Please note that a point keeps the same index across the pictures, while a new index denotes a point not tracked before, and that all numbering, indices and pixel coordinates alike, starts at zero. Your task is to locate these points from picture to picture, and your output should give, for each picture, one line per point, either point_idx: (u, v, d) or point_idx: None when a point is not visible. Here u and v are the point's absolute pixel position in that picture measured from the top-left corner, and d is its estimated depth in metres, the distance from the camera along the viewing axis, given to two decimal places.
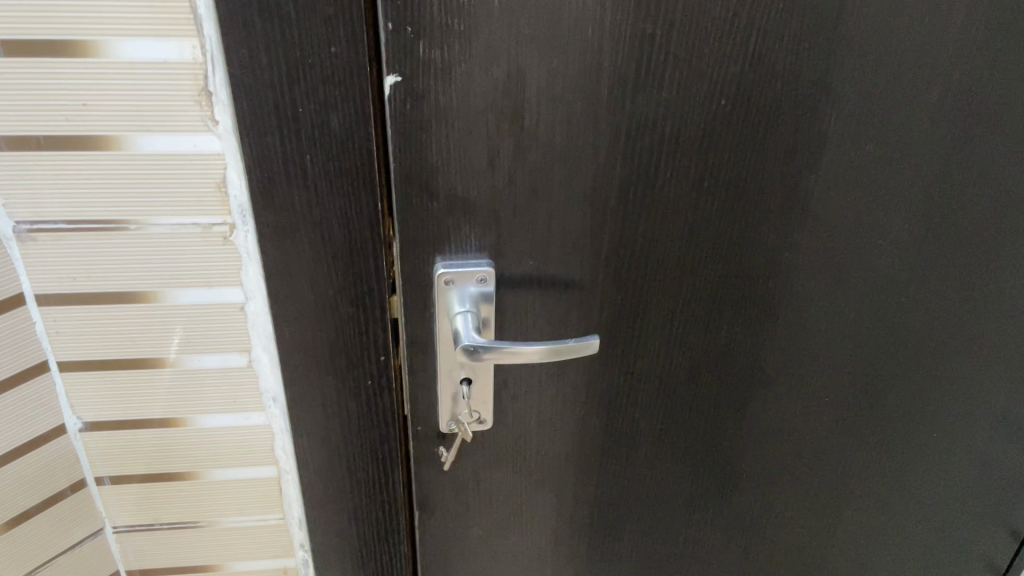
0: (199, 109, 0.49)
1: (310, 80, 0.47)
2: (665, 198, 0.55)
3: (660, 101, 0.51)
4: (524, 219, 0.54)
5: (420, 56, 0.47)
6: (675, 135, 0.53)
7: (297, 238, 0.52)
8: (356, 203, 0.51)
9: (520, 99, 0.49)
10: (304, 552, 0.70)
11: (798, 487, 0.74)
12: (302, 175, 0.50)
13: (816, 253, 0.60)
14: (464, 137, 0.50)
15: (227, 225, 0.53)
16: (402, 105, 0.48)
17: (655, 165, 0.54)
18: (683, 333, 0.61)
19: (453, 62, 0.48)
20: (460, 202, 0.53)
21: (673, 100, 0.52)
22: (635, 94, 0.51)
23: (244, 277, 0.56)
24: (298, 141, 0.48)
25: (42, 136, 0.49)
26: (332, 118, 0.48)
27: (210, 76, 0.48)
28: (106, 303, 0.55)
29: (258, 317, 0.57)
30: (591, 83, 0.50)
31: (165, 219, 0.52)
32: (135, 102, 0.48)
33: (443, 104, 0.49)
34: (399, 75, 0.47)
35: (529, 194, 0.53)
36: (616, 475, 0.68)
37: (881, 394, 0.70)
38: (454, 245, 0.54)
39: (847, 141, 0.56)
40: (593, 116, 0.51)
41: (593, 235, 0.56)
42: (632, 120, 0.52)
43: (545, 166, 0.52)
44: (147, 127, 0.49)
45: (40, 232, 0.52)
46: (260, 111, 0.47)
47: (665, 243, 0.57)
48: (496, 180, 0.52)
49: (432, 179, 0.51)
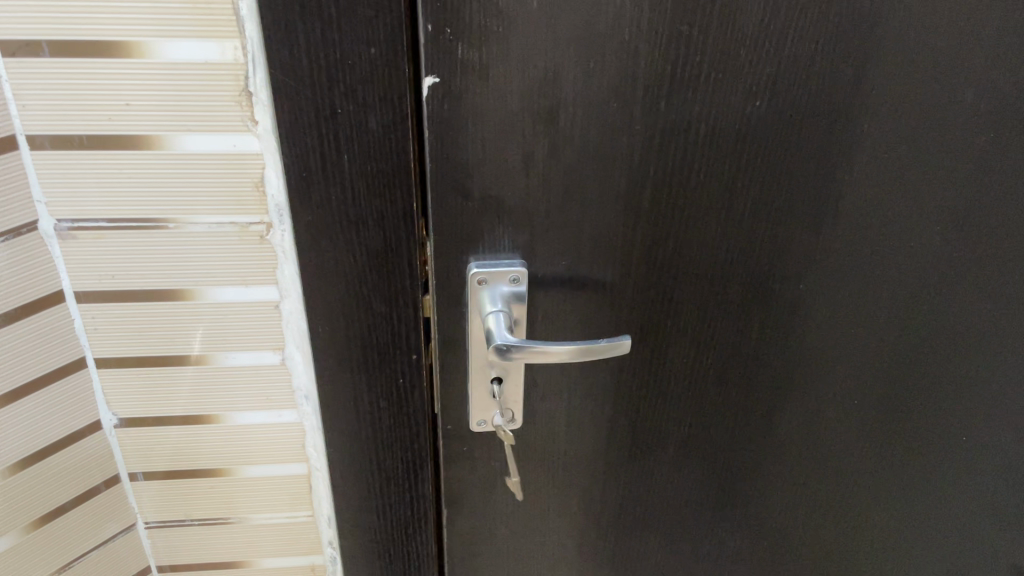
0: (240, 110, 0.50)
1: (349, 81, 0.47)
2: (698, 200, 0.56)
3: (694, 103, 0.52)
4: (557, 220, 0.54)
5: (458, 57, 0.48)
6: (708, 137, 0.53)
7: (333, 237, 0.52)
8: (392, 203, 0.52)
9: (555, 100, 0.50)
10: (332, 550, 0.71)
11: (822, 491, 0.74)
12: (339, 175, 0.50)
13: (847, 256, 0.60)
14: (499, 138, 0.51)
15: (264, 224, 0.54)
16: (439, 106, 0.49)
17: (688, 166, 0.54)
18: (713, 335, 0.62)
19: (490, 63, 0.48)
20: (493, 202, 0.53)
21: (707, 101, 0.52)
22: (670, 96, 0.51)
23: (280, 275, 0.56)
24: (336, 141, 0.49)
25: (85, 135, 0.50)
26: (370, 118, 0.49)
27: (251, 76, 0.49)
28: (143, 301, 0.56)
29: (292, 315, 0.58)
30: (626, 85, 0.50)
31: (203, 218, 0.53)
32: (177, 101, 0.49)
33: (480, 105, 0.49)
34: (437, 76, 0.48)
35: (562, 195, 0.53)
36: (642, 477, 0.68)
37: (909, 398, 0.70)
38: (487, 245, 0.55)
39: (880, 144, 0.56)
40: (628, 117, 0.51)
41: (624, 235, 0.56)
42: (666, 121, 0.52)
43: (579, 167, 0.52)
44: (187, 126, 0.50)
45: (81, 230, 0.52)
46: (299, 111, 0.48)
47: (696, 245, 0.57)
48: (530, 181, 0.53)
49: (467, 180, 0.52)
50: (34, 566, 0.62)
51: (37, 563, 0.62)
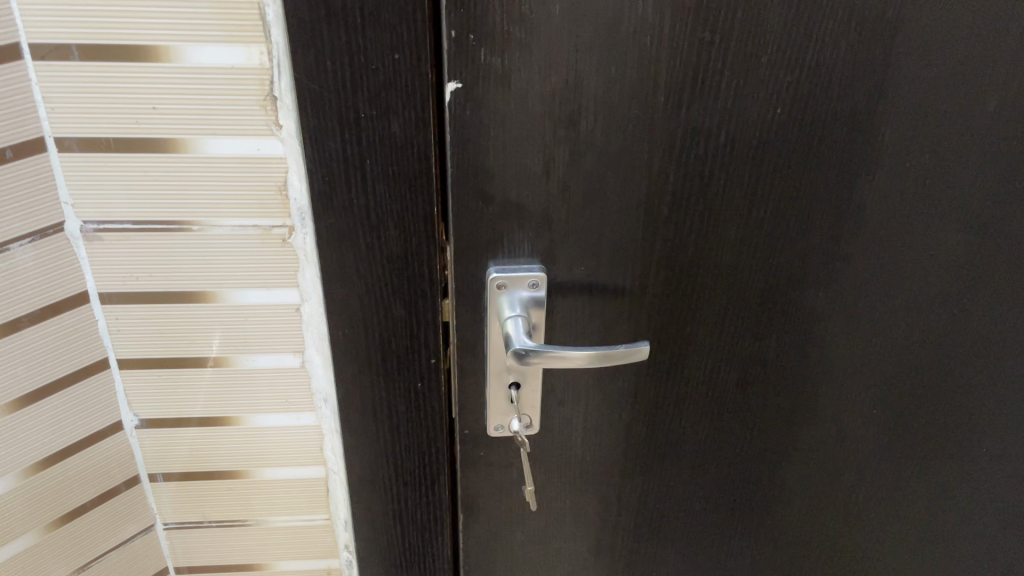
0: (264, 114, 0.51)
1: (372, 86, 0.48)
2: (717, 206, 0.56)
3: (715, 109, 0.52)
4: (577, 225, 0.55)
5: (480, 63, 0.48)
6: (729, 144, 0.53)
7: (354, 241, 0.52)
8: (412, 207, 0.52)
9: (577, 105, 0.50)
10: (348, 553, 0.71)
11: (840, 500, 0.73)
12: (361, 179, 0.51)
13: (867, 264, 0.60)
14: (520, 143, 0.51)
15: (287, 227, 0.54)
16: (461, 112, 0.49)
17: (708, 173, 0.54)
18: (731, 342, 0.62)
19: (512, 69, 0.48)
20: (513, 207, 0.53)
21: (728, 108, 0.52)
22: (690, 102, 0.51)
23: (301, 279, 0.57)
24: (358, 146, 0.49)
25: (112, 138, 0.50)
26: (392, 123, 0.49)
27: (276, 80, 0.50)
28: (167, 303, 0.56)
29: (313, 318, 0.58)
30: (647, 91, 0.50)
31: (227, 221, 0.54)
32: (203, 105, 0.50)
33: (501, 109, 0.50)
34: (459, 81, 0.48)
35: (583, 201, 0.54)
36: (658, 484, 0.68)
37: (929, 408, 0.69)
38: (507, 250, 0.55)
39: (901, 152, 0.56)
40: (649, 123, 0.52)
41: (644, 242, 0.56)
42: (687, 127, 0.52)
43: (599, 173, 0.53)
44: (213, 130, 0.51)
45: (106, 232, 0.53)
46: (323, 115, 0.48)
47: (716, 251, 0.57)
48: (550, 186, 0.53)
49: (488, 185, 0.52)
50: (54, 565, 0.63)
51: (57, 562, 0.63)
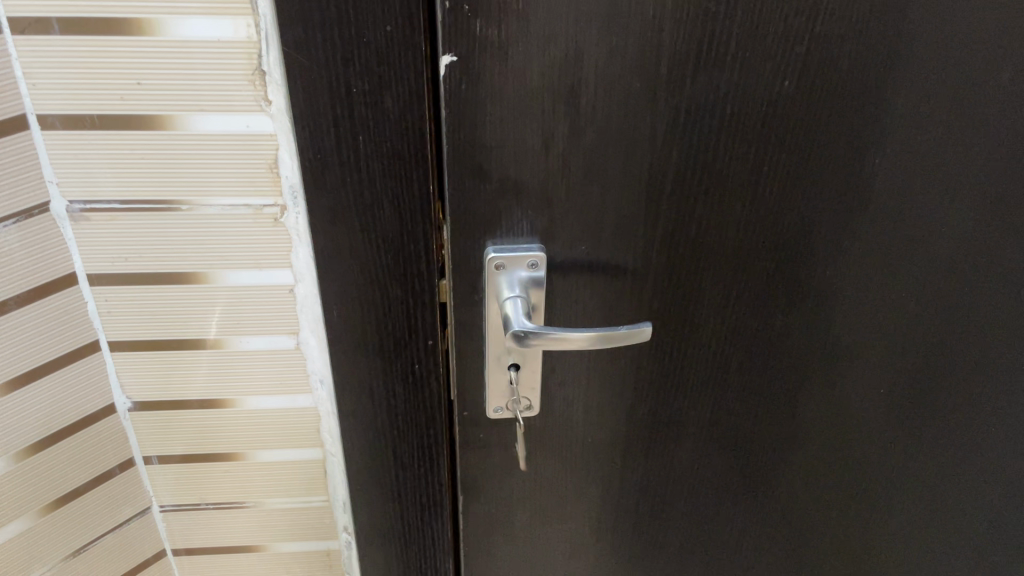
0: (253, 89, 0.49)
1: (364, 61, 0.46)
2: (722, 183, 0.54)
3: (720, 82, 0.50)
4: (577, 203, 0.53)
5: (476, 35, 0.46)
6: (734, 118, 0.52)
7: (347, 220, 0.51)
8: (407, 185, 0.51)
9: (577, 79, 0.48)
10: (348, 535, 0.70)
11: (845, 480, 0.72)
12: (353, 156, 0.49)
13: (875, 241, 0.59)
14: (518, 119, 0.49)
15: (278, 206, 0.53)
16: (456, 86, 0.48)
17: (714, 149, 0.53)
18: (735, 321, 0.60)
19: (509, 42, 0.47)
20: (511, 185, 0.52)
21: (734, 81, 0.50)
22: (695, 75, 0.49)
23: (294, 259, 0.55)
24: (350, 122, 0.48)
25: (96, 115, 0.48)
26: (386, 98, 0.47)
27: (264, 54, 0.48)
28: (157, 284, 0.55)
29: (307, 299, 0.57)
30: (650, 63, 0.49)
31: (217, 200, 0.52)
32: (189, 81, 0.48)
33: (498, 83, 0.48)
34: (454, 54, 0.46)
35: (582, 178, 0.52)
36: (661, 464, 0.67)
37: (937, 386, 0.68)
38: (504, 230, 0.53)
39: (912, 125, 0.54)
40: (652, 97, 0.50)
41: (646, 219, 0.54)
42: (691, 101, 0.50)
43: (600, 149, 0.51)
44: (200, 106, 0.49)
45: (93, 212, 0.52)
46: (313, 91, 0.47)
47: (720, 228, 0.56)
48: (549, 163, 0.51)
49: (485, 161, 0.51)
50: (49, 549, 0.62)
51: (52, 546, 0.62)
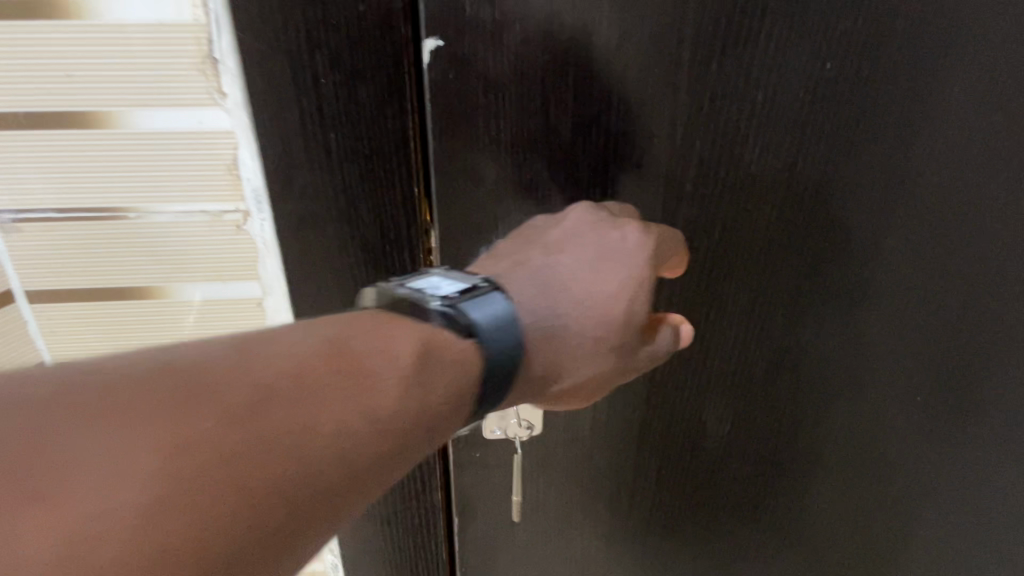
0: (205, 80, 0.41)
1: (333, 47, 0.39)
2: (752, 183, 0.47)
3: (753, 67, 0.43)
4: (583, 204, 0.47)
5: (465, 14, 0.39)
6: (768, 108, 0.44)
7: (321, 227, 0.45)
8: (389, 188, 0.44)
9: (584, 64, 0.41)
10: (333, 556, 0.65)
11: (879, 517, 0.64)
12: (325, 157, 0.43)
13: (926, 252, 0.51)
14: (515, 110, 0.42)
15: (241, 212, 0.46)
16: (443, 74, 0.41)
17: (743, 144, 0.45)
18: (760, 333, 0.54)
19: (504, 22, 0.40)
20: (508, 185, 0.45)
21: (772, 68, 0.43)
22: (723, 59, 0.42)
23: (262, 269, 0.48)
24: (320, 118, 0.41)
25: (19, 112, 0.41)
26: (360, 90, 0.41)
27: (216, 40, 0.40)
28: (107, 299, 0.48)
29: (278, 314, 0.50)
30: (669, 45, 0.41)
31: (169, 207, 0.45)
32: (128, 71, 0.41)
33: (492, 70, 0.41)
34: (440, 38, 0.40)
35: (589, 177, 0.45)
36: (672, 480, 0.61)
37: (1002, 430, 0.59)
38: (501, 234, 0.47)
39: (979, 120, 0.46)
40: (670, 84, 0.43)
41: (662, 221, 0.48)
42: (717, 90, 0.43)
43: (609, 144, 0.44)
44: (143, 100, 0.42)
45: (26, 223, 0.45)
46: (275, 82, 0.40)
47: (747, 231, 0.49)
48: (551, 160, 0.45)
49: (477, 160, 0.44)
50: None
51: None
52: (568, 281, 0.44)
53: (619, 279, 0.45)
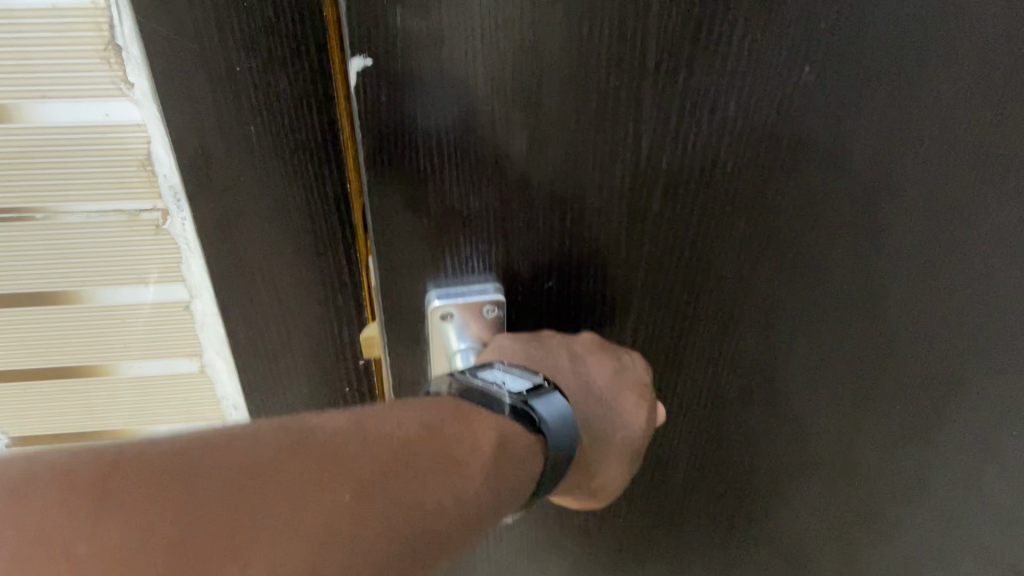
0: (108, 68, 0.38)
1: (246, 31, 0.36)
2: (729, 201, 0.41)
3: (729, 70, 0.37)
4: (539, 233, 0.40)
5: (398, 25, 0.32)
6: (743, 115, 0.38)
7: (246, 229, 0.42)
8: (318, 184, 0.41)
9: (539, 79, 0.35)
10: None
11: (862, 537, 0.60)
12: (245, 151, 0.39)
13: (916, 264, 0.46)
14: (461, 137, 0.36)
15: (159, 211, 0.42)
16: (377, 99, 0.33)
17: (718, 158, 0.40)
18: (740, 360, 0.48)
19: (445, 33, 0.32)
20: (454, 218, 0.38)
21: (749, 74, 0.37)
22: (695, 62, 0.36)
23: (187, 272, 0.45)
24: (236, 111, 0.38)
25: None
26: (280, 79, 0.37)
27: (117, 23, 0.37)
28: (19, 306, 0.45)
29: (208, 317, 0.47)
30: (632, 50, 0.35)
31: (80, 207, 0.42)
32: (23, 61, 0.37)
33: (433, 91, 0.34)
34: (369, 57, 0.32)
35: (548, 204, 0.39)
36: (646, 512, 0.56)
37: (986, 436, 0.55)
38: (448, 272, 0.40)
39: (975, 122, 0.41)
40: (637, 94, 0.36)
41: (630, 247, 0.42)
42: (689, 98, 0.37)
43: (569, 168, 0.38)
44: (43, 92, 0.38)
45: None
46: (183, 71, 0.36)
47: (723, 251, 0.43)
48: (503, 189, 0.38)
49: (418, 193, 0.37)
50: None
51: None
52: (599, 385, 0.42)
53: (639, 385, 0.43)
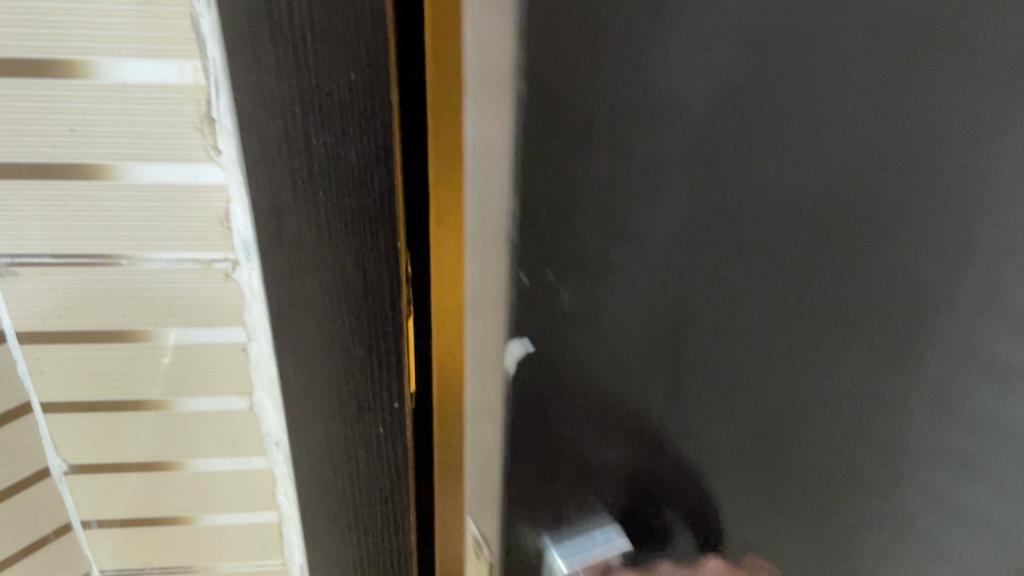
0: (201, 138, 0.44)
1: (324, 110, 0.42)
2: (860, 364, 0.32)
3: (911, 255, 0.30)
4: (673, 495, 0.32)
5: (558, 302, 0.25)
6: (909, 288, 0.30)
7: (306, 279, 0.47)
8: (374, 244, 0.47)
9: (693, 327, 0.28)
10: None
11: None
12: (313, 211, 0.45)
13: None
14: (608, 425, 0.29)
15: (230, 261, 0.48)
16: (524, 383, 0.26)
17: (874, 386, 0.33)
18: None
19: (603, 302, 0.26)
20: (585, 498, 0.31)
21: (927, 185, 0.28)
22: (872, 247, 0.29)
23: (248, 316, 0.50)
24: (309, 176, 0.44)
25: (23, 164, 0.43)
26: (349, 151, 0.44)
27: (214, 100, 0.43)
28: (96, 342, 0.50)
29: (262, 359, 0.52)
30: (819, 216, 0.27)
31: (161, 254, 0.47)
32: (128, 128, 0.43)
33: (583, 366, 0.27)
34: (528, 345, 0.26)
35: (689, 475, 0.32)
36: None
37: None
38: (571, 536, 0.31)
39: None
40: (807, 269, 0.28)
41: (750, 467, 0.33)
42: (858, 289, 0.30)
43: (711, 429, 0.31)
44: (142, 154, 0.44)
45: (22, 267, 0.46)
46: (268, 141, 0.43)
47: (872, 451, 0.35)
48: (640, 458, 0.31)
49: (548, 483, 0.30)
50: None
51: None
52: None
53: None
